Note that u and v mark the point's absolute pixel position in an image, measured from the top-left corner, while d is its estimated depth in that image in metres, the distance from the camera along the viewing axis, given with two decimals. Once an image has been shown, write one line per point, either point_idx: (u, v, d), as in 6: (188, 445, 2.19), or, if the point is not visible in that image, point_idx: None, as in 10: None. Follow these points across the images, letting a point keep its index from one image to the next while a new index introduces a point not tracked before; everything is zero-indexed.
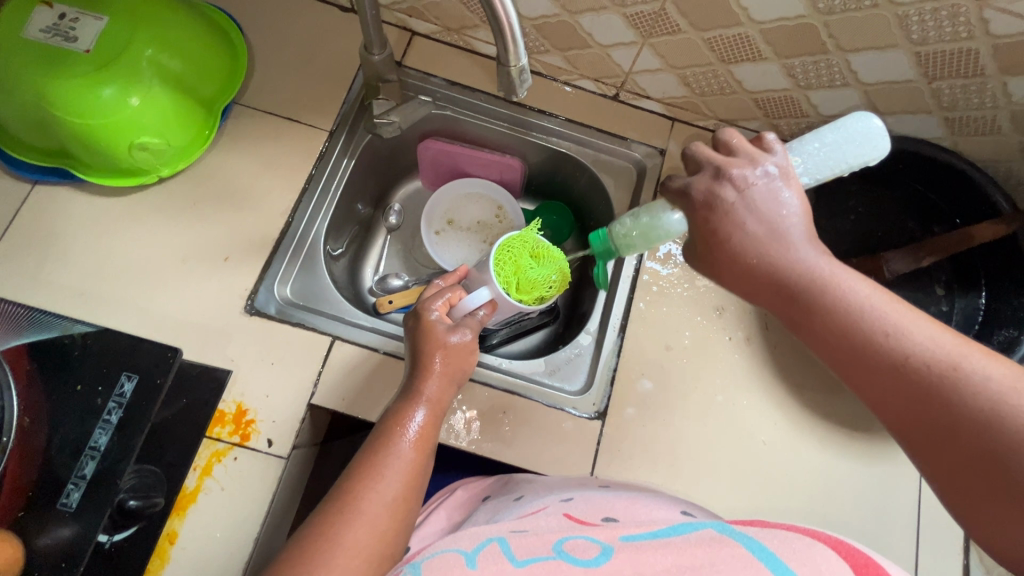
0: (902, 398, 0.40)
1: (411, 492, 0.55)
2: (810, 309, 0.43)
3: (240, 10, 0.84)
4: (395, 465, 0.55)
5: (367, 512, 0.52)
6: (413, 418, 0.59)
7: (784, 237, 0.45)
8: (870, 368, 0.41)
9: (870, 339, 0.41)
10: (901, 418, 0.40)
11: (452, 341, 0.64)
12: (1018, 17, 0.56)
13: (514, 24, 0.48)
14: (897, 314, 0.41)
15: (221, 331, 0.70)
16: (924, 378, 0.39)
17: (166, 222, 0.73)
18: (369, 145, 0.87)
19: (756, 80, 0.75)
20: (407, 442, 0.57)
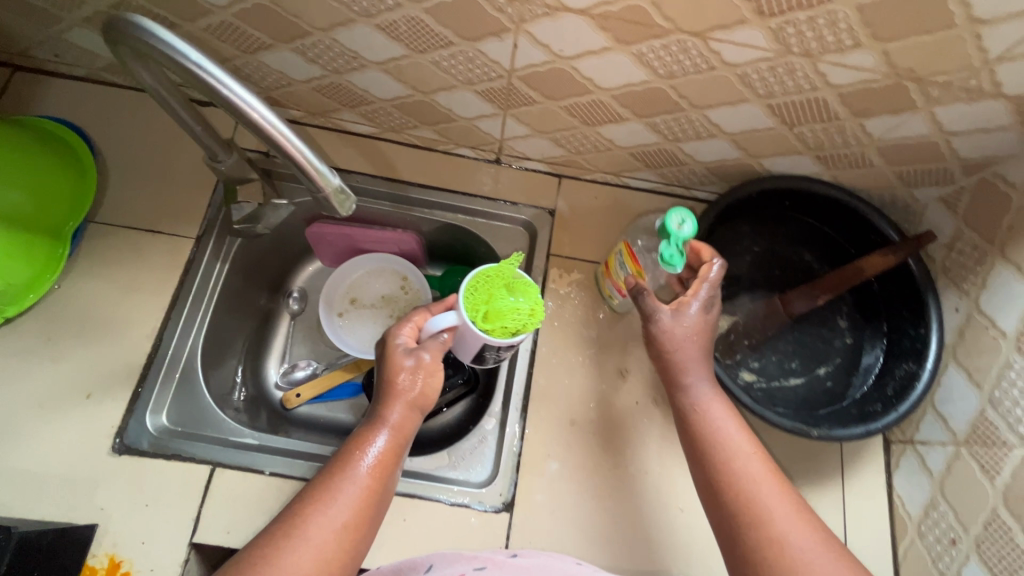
0: (724, 498, 0.54)
1: (360, 522, 0.54)
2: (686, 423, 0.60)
3: (90, 122, 0.80)
4: (348, 493, 0.54)
5: (312, 538, 0.51)
6: (373, 443, 0.58)
7: (697, 371, 0.61)
8: (714, 473, 0.56)
9: (723, 448, 0.57)
10: (718, 513, 0.55)
11: (416, 362, 0.62)
12: (853, 69, 0.55)
13: (313, 157, 0.46)
14: (747, 445, 0.57)
15: (86, 478, 0.65)
16: (744, 492, 0.54)
17: (18, 365, 0.68)
18: (244, 248, 0.81)
19: (626, 138, 0.73)
20: (364, 467, 0.56)
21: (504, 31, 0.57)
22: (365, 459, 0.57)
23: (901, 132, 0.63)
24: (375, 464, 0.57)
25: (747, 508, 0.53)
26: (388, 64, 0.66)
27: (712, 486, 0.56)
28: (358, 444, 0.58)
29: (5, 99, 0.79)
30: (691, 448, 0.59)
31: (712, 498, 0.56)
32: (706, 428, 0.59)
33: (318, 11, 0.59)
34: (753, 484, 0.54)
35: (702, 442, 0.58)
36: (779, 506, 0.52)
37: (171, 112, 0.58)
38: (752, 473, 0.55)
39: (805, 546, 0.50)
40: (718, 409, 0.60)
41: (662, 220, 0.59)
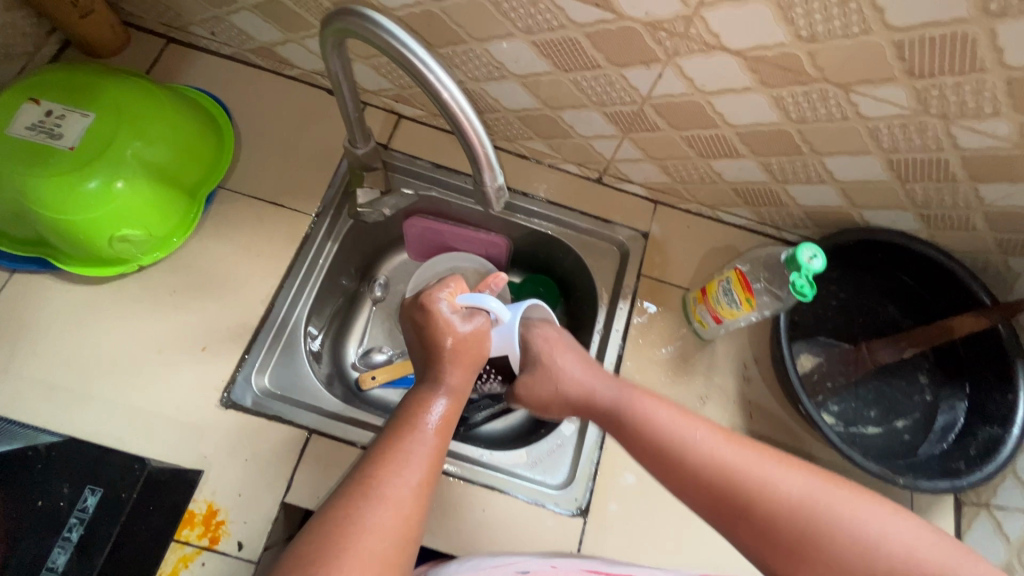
0: (702, 481, 0.52)
1: (432, 482, 0.51)
2: (627, 428, 0.58)
3: (230, 96, 0.86)
4: (420, 452, 0.51)
5: (392, 497, 0.47)
6: (434, 406, 0.56)
7: (591, 378, 0.64)
8: (688, 473, 0.53)
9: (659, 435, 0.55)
10: (722, 507, 0.51)
11: (469, 326, 0.61)
12: (985, 135, 0.58)
13: (490, 152, 0.51)
14: (691, 425, 0.55)
15: (193, 425, 0.69)
16: (731, 464, 0.51)
17: (145, 312, 0.73)
18: (352, 230, 0.88)
19: (734, 173, 0.76)
20: (430, 426, 0.54)
21: (654, 61, 0.61)
22: (430, 417, 0.55)
23: (1013, 200, 0.65)
24: (441, 423, 0.55)
25: (748, 483, 0.50)
26: (528, 79, 0.71)
27: (695, 486, 0.52)
28: (420, 408, 0.56)
29: (157, 66, 0.85)
30: (648, 458, 0.56)
31: (704, 497, 0.52)
32: (645, 429, 0.56)
33: (482, 24, 0.64)
34: (733, 455, 0.52)
35: (661, 448, 0.55)
36: (770, 462, 0.51)
37: (339, 100, 0.63)
38: (716, 441, 0.53)
39: (816, 488, 0.49)
40: (639, 398, 0.59)
41: (791, 252, 0.61)
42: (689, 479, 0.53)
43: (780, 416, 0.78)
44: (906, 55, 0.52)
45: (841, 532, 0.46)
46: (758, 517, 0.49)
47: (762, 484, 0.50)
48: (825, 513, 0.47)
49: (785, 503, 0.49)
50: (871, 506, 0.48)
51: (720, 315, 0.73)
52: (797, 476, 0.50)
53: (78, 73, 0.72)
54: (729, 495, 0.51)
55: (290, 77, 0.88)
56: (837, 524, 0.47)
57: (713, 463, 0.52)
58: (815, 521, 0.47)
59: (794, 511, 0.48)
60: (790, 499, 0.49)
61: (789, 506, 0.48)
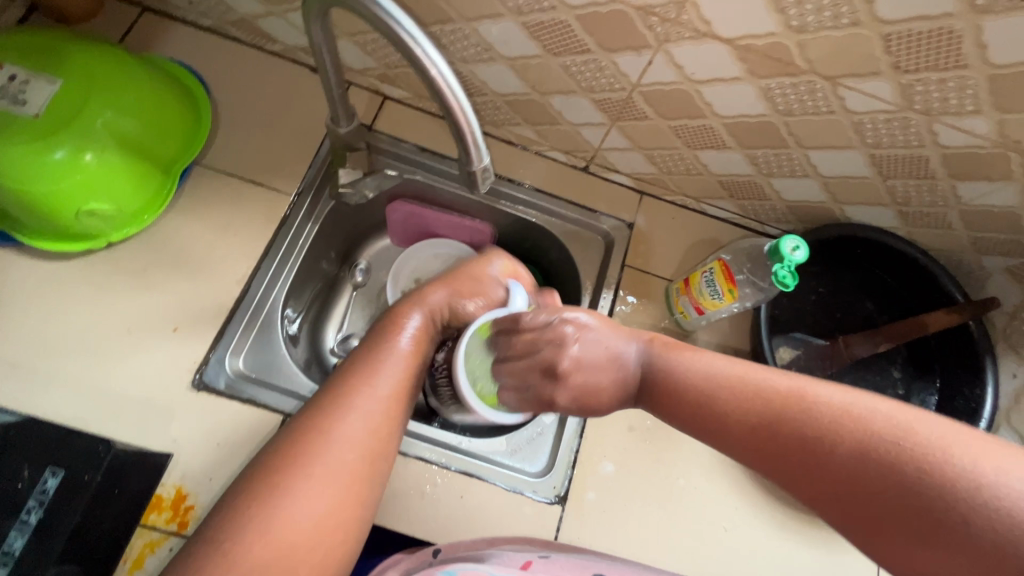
0: (746, 423, 0.47)
1: (398, 393, 0.55)
2: (661, 380, 0.54)
3: (208, 70, 0.82)
4: (388, 366, 0.56)
5: (357, 407, 0.52)
6: (409, 323, 0.61)
7: (623, 343, 0.57)
8: (733, 419, 0.48)
9: (689, 383, 0.52)
10: (763, 452, 0.46)
11: (485, 268, 0.70)
12: (965, 133, 0.58)
13: (477, 131, 0.50)
14: (736, 372, 0.50)
15: (163, 408, 0.67)
16: (777, 401, 0.46)
17: (113, 290, 0.70)
18: (334, 211, 0.86)
19: (720, 165, 0.76)
20: (402, 347, 0.59)
21: (645, 47, 0.61)
22: (403, 339, 0.60)
23: (990, 199, 0.67)
24: (412, 342, 0.60)
25: (798, 419, 0.44)
26: (517, 61, 0.70)
27: (745, 435, 0.47)
28: (395, 324, 0.61)
29: (131, 35, 0.82)
30: (687, 412, 0.51)
31: (757, 450, 0.46)
32: (682, 377, 0.52)
33: (473, 3, 0.63)
34: (762, 384, 0.48)
35: (695, 390, 0.51)
36: (835, 395, 0.44)
37: (322, 76, 0.61)
38: (760, 379, 0.49)
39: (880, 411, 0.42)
40: (677, 351, 0.55)
41: (775, 243, 0.62)
42: (726, 427, 0.48)
43: None
44: (894, 48, 0.52)
45: (891, 449, 0.40)
46: (806, 453, 0.43)
47: (803, 409, 0.44)
48: (891, 440, 0.40)
49: (823, 428, 0.43)
50: (963, 430, 0.39)
51: (702, 307, 0.73)
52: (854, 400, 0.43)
53: (43, 38, 0.68)
54: (783, 442, 0.45)
55: (272, 53, 0.85)
56: (887, 442, 0.40)
57: (746, 394, 0.48)
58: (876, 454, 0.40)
59: (855, 440, 0.41)
60: (836, 424, 0.42)
61: (842, 443, 0.42)
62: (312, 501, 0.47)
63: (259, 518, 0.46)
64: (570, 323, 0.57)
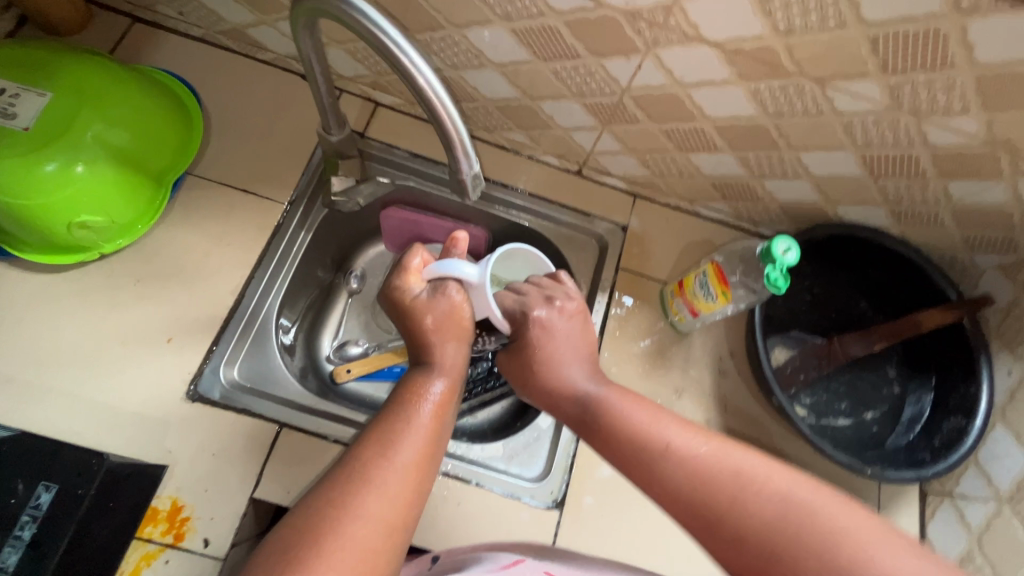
0: (673, 475, 0.48)
1: (422, 468, 0.49)
2: (594, 418, 0.56)
3: (199, 80, 0.82)
4: (412, 437, 0.50)
5: (380, 484, 0.46)
6: (431, 387, 0.54)
7: (582, 354, 0.62)
8: (667, 475, 0.49)
9: (621, 427, 0.53)
10: (680, 506, 0.48)
11: (446, 298, 0.58)
12: (954, 133, 0.59)
13: (466, 138, 0.50)
14: (671, 428, 0.52)
15: (158, 419, 0.66)
16: (697, 461, 0.48)
17: (107, 302, 0.70)
18: (327, 218, 0.86)
19: (712, 167, 0.76)
20: (425, 414, 0.52)
21: (634, 52, 0.61)
22: (426, 406, 0.53)
23: (981, 198, 0.67)
24: (435, 408, 0.53)
25: (727, 486, 0.46)
26: (508, 67, 0.70)
27: (672, 493, 0.48)
28: (416, 387, 0.54)
29: (121, 46, 0.81)
30: (623, 458, 0.52)
31: (677, 502, 0.48)
32: (622, 425, 0.53)
33: (462, 10, 0.63)
34: (686, 439, 0.50)
35: (627, 436, 0.52)
36: (763, 468, 0.47)
37: (312, 85, 0.61)
38: (683, 436, 0.51)
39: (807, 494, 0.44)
40: (614, 391, 0.57)
41: (767, 244, 0.62)
42: (653, 475, 0.50)
43: (756, 410, 0.79)
44: (881, 50, 0.52)
45: (796, 523, 0.43)
46: (720, 513, 0.46)
47: (720, 473, 0.47)
48: (813, 522, 0.42)
49: (738, 491, 0.45)
50: (849, 510, 0.43)
51: (696, 309, 0.74)
52: (784, 478, 0.46)
53: (34, 52, 0.68)
54: (698, 501, 0.47)
55: (263, 61, 0.85)
56: (791, 517, 0.43)
57: (666, 449, 0.50)
58: (798, 538, 0.42)
59: (779, 518, 0.43)
60: (759, 492, 0.45)
61: (766, 520, 0.44)
62: None
63: None
64: (571, 300, 0.64)
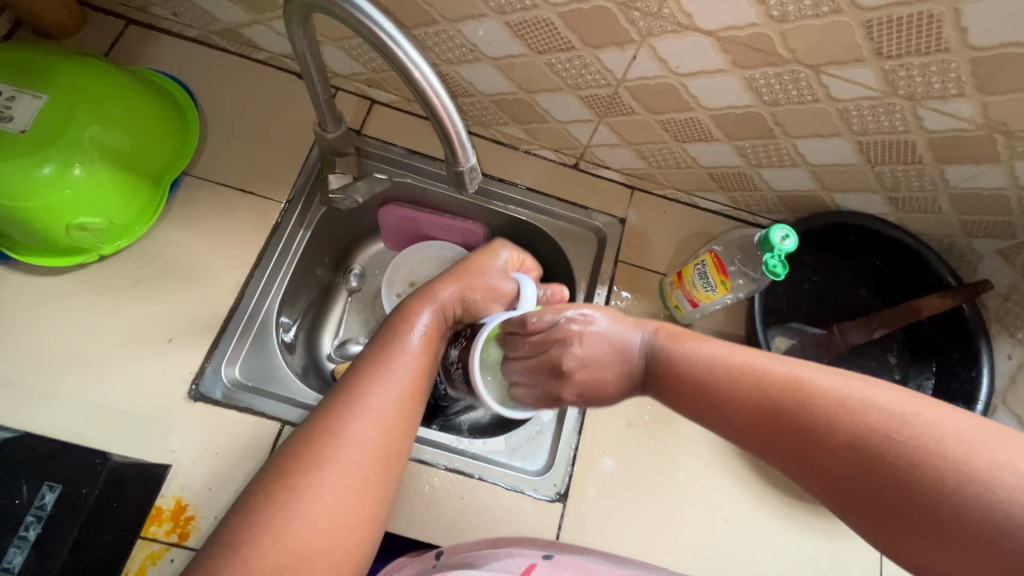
0: (746, 406, 0.46)
1: (412, 393, 0.56)
2: (659, 366, 0.54)
3: (195, 81, 0.83)
4: (401, 364, 0.57)
5: (372, 408, 0.52)
6: (419, 320, 0.61)
7: (628, 333, 0.57)
8: (738, 406, 0.47)
9: (686, 369, 0.51)
10: (761, 435, 0.45)
11: (499, 282, 0.68)
12: (950, 117, 0.59)
13: (462, 131, 0.50)
14: (747, 358, 0.49)
15: (160, 419, 0.67)
16: (774, 385, 0.45)
17: (107, 303, 0.70)
18: (326, 217, 0.86)
19: (709, 157, 0.76)
20: (414, 343, 0.59)
21: (628, 42, 0.61)
22: (414, 334, 0.60)
23: (978, 182, 0.67)
24: (423, 338, 0.60)
25: (798, 403, 0.43)
26: (502, 61, 0.70)
27: (752, 420, 0.46)
28: (407, 321, 0.61)
29: (116, 48, 0.82)
30: (692, 396, 0.50)
31: (753, 430, 0.46)
32: (691, 362, 0.51)
33: (455, 4, 0.63)
34: (760, 367, 0.47)
35: (695, 377, 0.50)
36: (841, 382, 0.43)
37: (307, 82, 0.61)
38: (759, 363, 0.48)
39: (895, 401, 0.40)
40: (679, 339, 0.55)
41: (764, 232, 0.62)
42: (725, 410, 0.48)
43: None
44: (875, 34, 0.52)
45: (886, 439, 0.39)
46: (802, 438, 0.43)
47: (797, 396, 0.44)
48: (900, 430, 0.38)
49: (819, 411, 0.42)
50: (954, 416, 0.38)
51: (696, 299, 0.74)
52: (868, 392, 0.41)
53: (28, 54, 0.68)
54: (779, 425, 0.44)
55: (258, 61, 0.85)
56: (881, 432, 0.39)
57: (738, 380, 0.48)
58: (888, 445, 0.38)
59: (859, 434, 0.40)
60: (840, 411, 0.41)
61: (850, 434, 0.40)
62: (327, 504, 0.47)
63: (272, 530, 0.45)
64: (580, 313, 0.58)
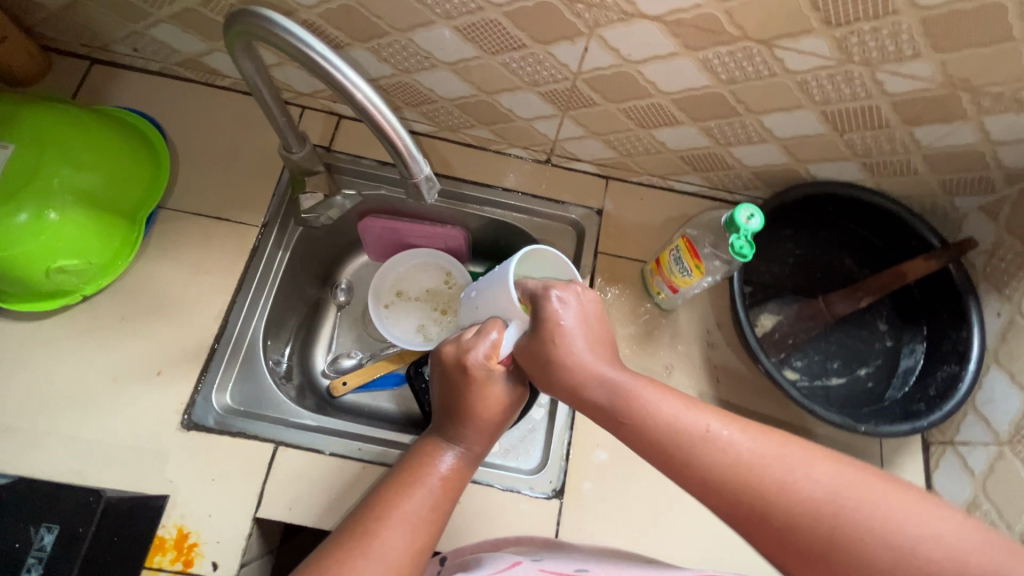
0: (723, 480, 0.41)
1: (422, 548, 0.51)
2: (622, 414, 0.47)
3: (163, 114, 0.83)
4: (415, 509, 0.53)
5: (378, 565, 0.48)
6: (439, 460, 0.57)
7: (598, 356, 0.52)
8: (706, 473, 0.42)
9: (655, 421, 0.45)
10: (730, 506, 0.41)
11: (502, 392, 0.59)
12: (910, 78, 0.58)
13: (410, 143, 0.50)
14: (707, 419, 0.44)
15: (155, 450, 0.68)
16: (751, 460, 0.41)
17: (93, 342, 0.72)
18: (304, 236, 0.86)
19: (677, 141, 0.75)
20: (430, 485, 0.55)
21: (577, 35, 0.61)
22: (433, 476, 0.56)
23: (949, 140, 0.66)
24: (442, 482, 0.56)
25: (789, 493, 0.39)
26: (459, 65, 0.70)
27: (711, 485, 0.42)
28: (426, 458, 0.58)
29: (83, 89, 0.83)
30: (665, 463, 0.44)
31: (722, 501, 0.41)
32: (650, 417, 0.45)
33: (403, 14, 0.63)
34: (734, 437, 0.43)
35: (665, 435, 0.44)
36: (813, 466, 0.40)
37: (262, 106, 0.61)
38: (731, 432, 0.43)
39: (880, 498, 0.38)
40: (643, 381, 0.48)
41: (730, 213, 0.62)
42: (697, 474, 0.42)
43: (749, 378, 0.78)
44: (821, 5, 0.51)
45: (863, 532, 0.37)
46: (778, 516, 0.39)
47: (772, 473, 0.40)
48: (867, 522, 0.37)
49: (802, 497, 0.39)
50: (929, 510, 0.37)
51: (675, 285, 0.73)
52: (829, 471, 0.40)
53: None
54: (753, 501, 0.40)
55: (223, 87, 0.86)
56: (863, 527, 0.37)
57: (713, 451, 0.42)
58: (870, 535, 0.37)
59: (833, 524, 0.38)
60: (825, 504, 0.38)
61: (817, 517, 0.38)
62: None
63: None
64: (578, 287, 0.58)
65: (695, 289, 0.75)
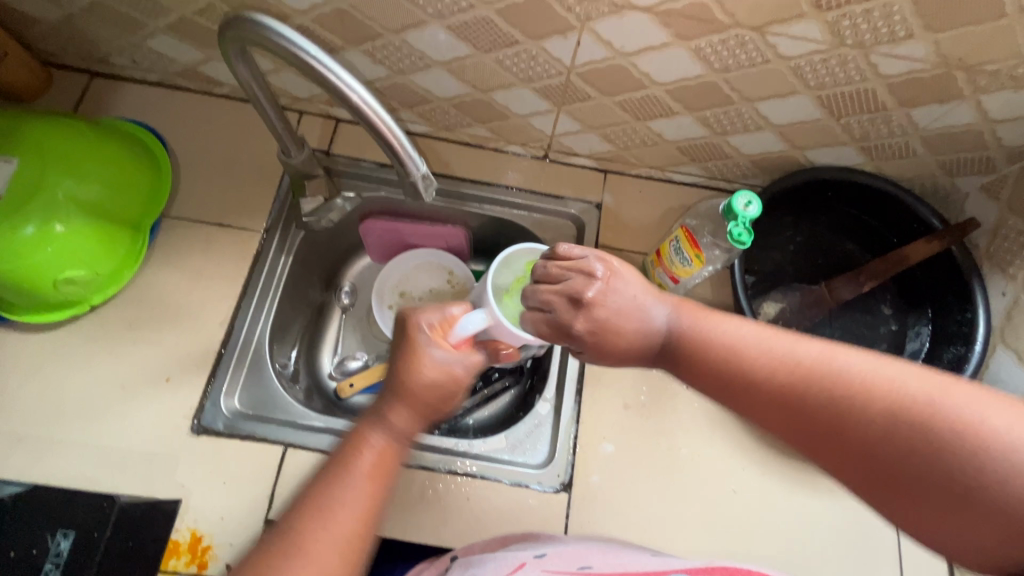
0: (784, 399, 0.43)
1: (364, 529, 0.49)
2: (682, 351, 0.50)
3: (162, 125, 0.84)
4: (349, 487, 0.49)
5: (321, 536, 0.47)
6: (368, 442, 0.52)
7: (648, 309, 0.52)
8: (767, 395, 0.44)
9: (711, 352, 0.48)
10: (792, 422, 0.43)
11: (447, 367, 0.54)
12: (905, 59, 0.58)
13: (406, 142, 0.50)
14: (771, 343, 0.46)
15: (166, 455, 0.69)
16: (810, 375, 0.43)
17: (102, 351, 0.73)
18: (306, 240, 0.86)
19: (674, 132, 0.75)
20: (356, 475, 0.50)
21: (569, 29, 0.61)
22: (359, 463, 0.51)
23: (947, 120, 0.65)
24: (372, 464, 0.51)
25: (851, 402, 0.40)
26: (453, 64, 0.70)
27: (771, 409, 0.44)
28: (357, 444, 0.52)
29: (84, 103, 0.84)
30: (723, 389, 0.47)
31: (786, 417, 0.44)
32: (709, 347, 0.48)
33: (396, 15, 0.63)
34: (793, 356, 0.44)
35: (726, 361, 0.47)
36: (876, 373, 0.41)
37: (259, 111, 0.62)
38: (790, 349, 0.45)
39: (945, 395, 0.38)
40: (702, 316, 0.50)
41: (728, 201, 0.63)
42: (756, 396, 0.45)
43: None
44: None
45: (931, 430, 0.37)
46: (839, 426, 0.41)
47: (835, 386, 0.41)
48: (935, 419, 0.38)
49: (863, 408, 0.40)
50: (1000, 405, 0.37)
51: (676, 276, 0.73)
52: (900, 380, 0.40)
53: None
54: (812, 416, 0.42)
55: (221, 96, 0.87)
56: (929, 426, 0.38)
57: (769, 374, 0.44)
58: (938, 433, 0.37)
59: (898, 431, 0.38)
60: (889, 410, 0.39)
61: (880, 425, 0.39)
62: None
63: None
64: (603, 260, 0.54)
65: (698, 277, 0.74)
